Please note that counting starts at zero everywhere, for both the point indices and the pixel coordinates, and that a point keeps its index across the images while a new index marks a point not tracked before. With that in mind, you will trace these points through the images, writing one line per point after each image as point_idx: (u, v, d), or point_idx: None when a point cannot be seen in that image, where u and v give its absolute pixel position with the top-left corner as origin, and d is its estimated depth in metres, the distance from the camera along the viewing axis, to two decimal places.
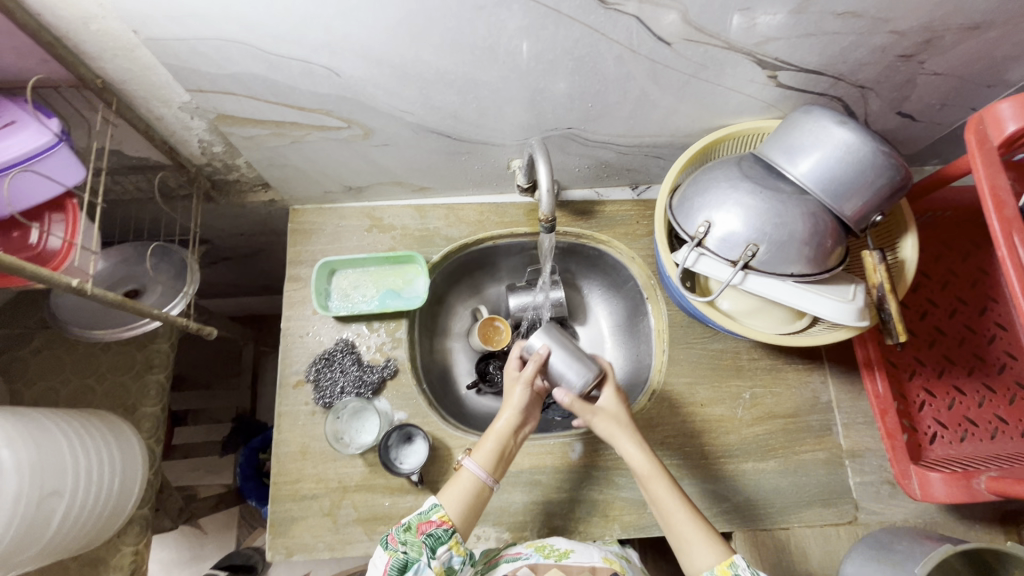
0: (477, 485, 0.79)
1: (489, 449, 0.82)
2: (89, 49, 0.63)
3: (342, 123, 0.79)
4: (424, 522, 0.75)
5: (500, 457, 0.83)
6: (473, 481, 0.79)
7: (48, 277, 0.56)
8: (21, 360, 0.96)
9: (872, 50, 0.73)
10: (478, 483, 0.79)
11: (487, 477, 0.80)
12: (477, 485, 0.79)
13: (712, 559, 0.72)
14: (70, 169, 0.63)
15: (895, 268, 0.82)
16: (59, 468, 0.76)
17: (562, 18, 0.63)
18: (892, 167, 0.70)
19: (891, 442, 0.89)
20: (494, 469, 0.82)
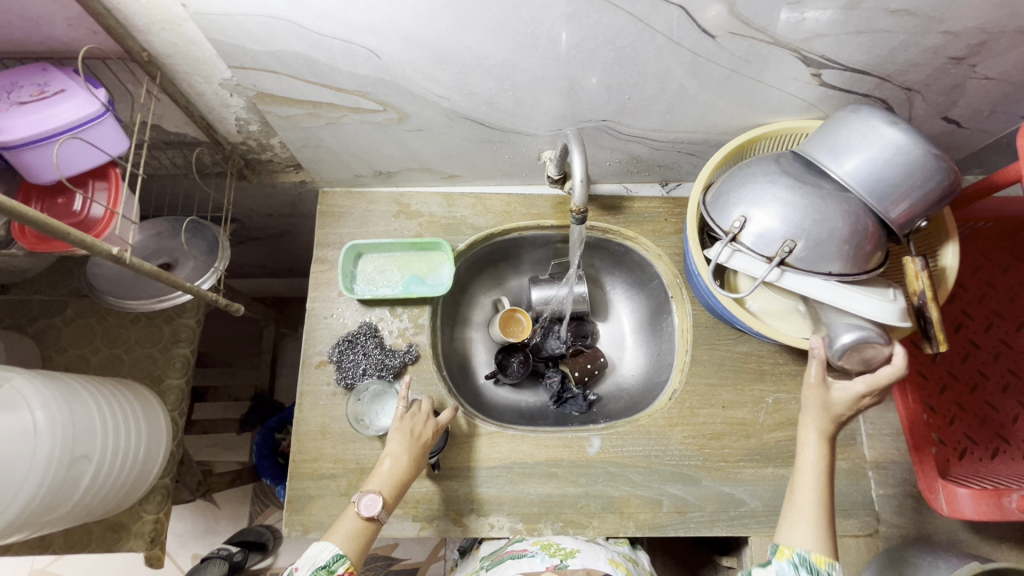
0: (365, 525, 0.75)
1: (382, 486, 0.78)
2: (138, 21, 0.64)
3: (377, 106, 0.79)
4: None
5: (394, 496, 0.78)
6: (359, 519, 0.75)
7: (92, 245, 0.57)
8: (55, 327, 0.99)
9: (923, 51, 0.71)
10: (366, 522, 0.75)
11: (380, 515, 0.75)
12: (366, 525, 0.75)
13: (811, 546, 0.65)
14: (116, 138, 0.64)
15: (935, 276, 0.80)
16: (89, 433, 0.78)
17: (606, 6, 0.62)
18: (941, 170, 0.68)
19: (919, 454, 0.86)
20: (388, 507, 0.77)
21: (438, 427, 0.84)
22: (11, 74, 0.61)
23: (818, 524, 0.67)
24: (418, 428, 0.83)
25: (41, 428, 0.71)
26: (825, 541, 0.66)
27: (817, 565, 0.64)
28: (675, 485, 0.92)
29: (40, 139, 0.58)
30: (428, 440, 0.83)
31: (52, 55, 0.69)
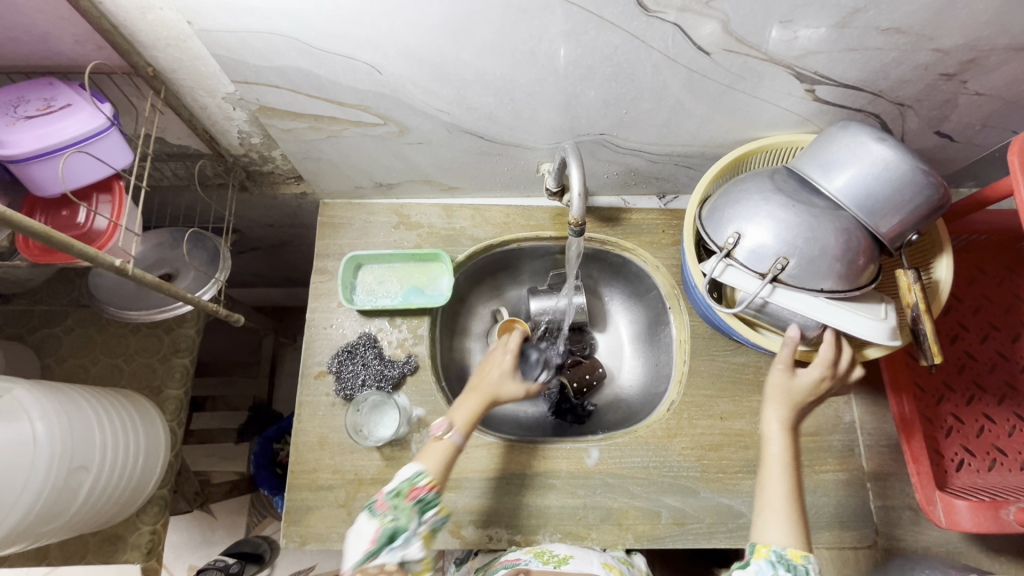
0: (447, 449, 0.79)
1: (462, 413, 0.81)
2: (144, 37, 0.65)
3: (378, 119, 0.80)
4: (413, 487, 0.74)
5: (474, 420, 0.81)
6: (444, 445, 0.79)
7: (94, 257, 0.58)
8: (55, 337, 0.99)
9: (914, 68, 0.73)
10: (450, 447, 0.79)
11: (456, 438, 0.79)
12: (448, 448, 0.79)
13: (785, 540, 0.68)
14: (121, 152, 0.65)
15: (928, 289, 0.80)
16: (88, 444, 0.78)
17: (603, 23, 0.64)
18: (931, 186, 0.69)
19: (919, 467, 0.87)
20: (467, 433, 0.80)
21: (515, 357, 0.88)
22: (18, 89, 0.62)
23: (791, 518, 0.70)
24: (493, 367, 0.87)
25: (41, 439, 0.71)
26: (797, 534, 0.69)
27: (793, 561, 0.67)
28: (674, 496, 0.92)
29: (46, 153, 0.59)
30: (507, 368, 0.86)
31: (58, 69, 0.70)
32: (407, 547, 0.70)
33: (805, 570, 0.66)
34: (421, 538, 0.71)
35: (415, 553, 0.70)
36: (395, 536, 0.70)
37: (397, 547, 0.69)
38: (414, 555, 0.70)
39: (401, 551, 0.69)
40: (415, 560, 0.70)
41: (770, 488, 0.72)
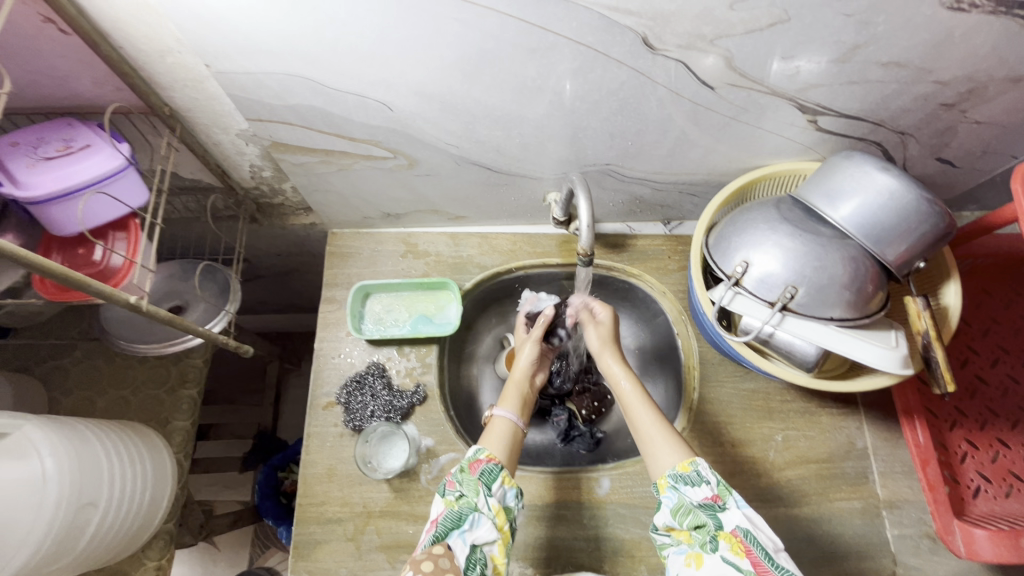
0: (510, 428, 0.81)
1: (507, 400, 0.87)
2: (162, 79, 0.67)
3: (388, 153, 0.81)
4: (474, 461, 0.74)
5: (522, 401, 0.87)
6: (505, 424, 0.81)
7: (110, 294, 0.58)
8: (62, 369, 0.99)
9: (915, 99, 0.74)
10: (510, 425, 0.82)
11: (511, 416, 0.82)
12: (511, 428, 0.81)
13: (675, 458, 0.73)
14: (137, 190, 0.66)
15: (937, 315, 0.81)
16: (96, 480, 0.77)
17: (610, 61, 0.65)
18: (935, 214, 0.70)
19: (932, 495, 0.89)
20: (520, 413, 0.85)
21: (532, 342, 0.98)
22: (38, 130, 0.64)
23: (673, 439, 0.76)
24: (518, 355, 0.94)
25: (50, 476, 0.71)
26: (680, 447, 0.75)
27: (685, 473, 0.71)
28: None
29: (67, 194, 0.61)
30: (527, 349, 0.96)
31: (76, 110, 0.72)
32: (476, 528, 0.68)
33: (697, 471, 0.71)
34: (492, 514, 0.69)
35: (485, 533, 0.68)
36: (463, 516, 0.68)
37: (466, 528, 0.67)
38: (484, 536, 0.68)
39: (470, 533, 0.68)
40: (487, 539, 0.68)
41: (646, 430, 0.78)
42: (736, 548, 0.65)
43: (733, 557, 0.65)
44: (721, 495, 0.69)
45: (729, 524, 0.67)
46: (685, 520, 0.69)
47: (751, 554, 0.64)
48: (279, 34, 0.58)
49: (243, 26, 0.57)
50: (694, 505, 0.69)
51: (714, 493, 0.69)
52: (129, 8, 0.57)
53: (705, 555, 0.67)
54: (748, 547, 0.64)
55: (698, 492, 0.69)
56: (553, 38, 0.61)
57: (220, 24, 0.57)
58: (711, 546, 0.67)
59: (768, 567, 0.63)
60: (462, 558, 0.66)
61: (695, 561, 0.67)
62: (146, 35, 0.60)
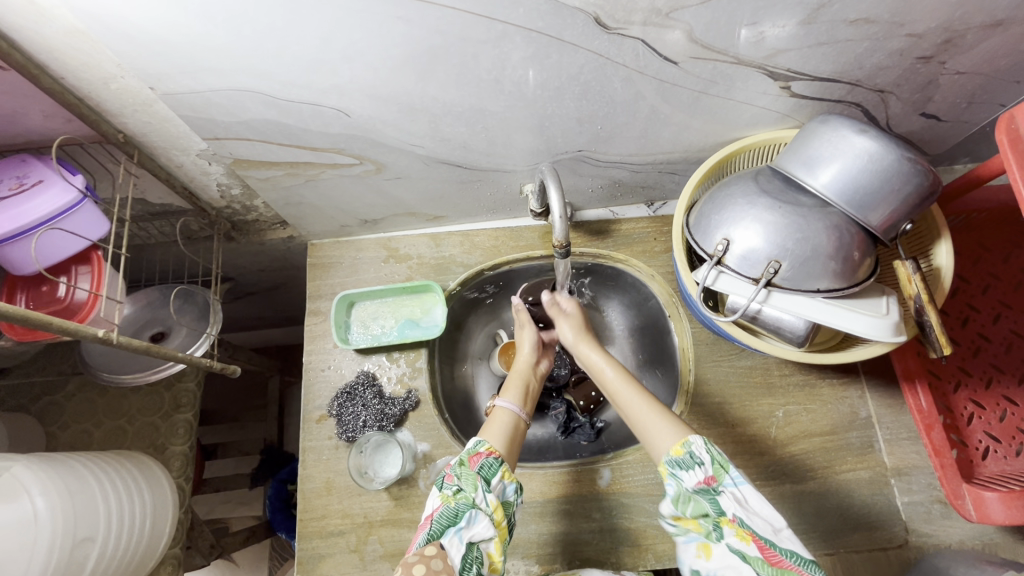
0: (512, 419, 0.80)
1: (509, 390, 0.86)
2: (110, 106, 0.66)
3: (354, 160, 0.80)
4: (474, 455, 0.72)
5: (526, 390, 0.86)
6: (507, 415, 0.81)
7: (77, 329, 0.57)
8: (57, 404, 1.00)
9: (890, 54, 0.71)
10: (512, 416, 0.81)
11: (513, 407, 0.81)
12: (512, 419, 0.80)
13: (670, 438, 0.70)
14: (95, 222, 0.65)
15: (931, 277, 0.78)
16: (92, 516, 0.77)
17: (565, 45, 0.63)
18: (918, 174, 0.67)
19: (940, 459, 0.86)
20: (523, 403, 0.84)
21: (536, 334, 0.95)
22: None
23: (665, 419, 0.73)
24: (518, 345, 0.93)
25: (42, 515, 0.71)
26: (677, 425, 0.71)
27: (680, 457, 0.68)
28: None
29: (20, 233, 0.59)
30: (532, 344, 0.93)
31: (31, 145, 0.71)
32: (473, 525, 0.66)
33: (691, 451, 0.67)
34: (489, 510, 0.68)
35: (482, 530, 0.66)
36: (459, 513, 0.66)
37: (463, 525, 0.65)
38: (482, 533, 0.66)
39: (468, 530, 0.65)
40: (484, 536, 0.66)
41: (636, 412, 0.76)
42: (741, 535, 0.62)
43: (739, 543, 0.63)
44: (715, 478, 0.66)
45: (729, 510, 0.64)
46: (689, 508, 0.67)
47: (756, 538, 0.61)
48: (217, 48, 0.56)
49: (178, 44, 0.55)
50: (692, 492, 0.66)
51: (708, 477, 0.66)
52: (60, 37, 0.55)
53: (714, 546, 0.65)
54: (751, 533, 0.62)
55: (692, 477, 0.66)
56: (501, 26, 0.58)
57: (155, 44, 0.55)
58: (716, 535, 0.65)
59: (776, 551, 0.60)
60: (458, 558, 0.63)
61: (705, 551, 0.66)
62: (86, 63, 0.59)
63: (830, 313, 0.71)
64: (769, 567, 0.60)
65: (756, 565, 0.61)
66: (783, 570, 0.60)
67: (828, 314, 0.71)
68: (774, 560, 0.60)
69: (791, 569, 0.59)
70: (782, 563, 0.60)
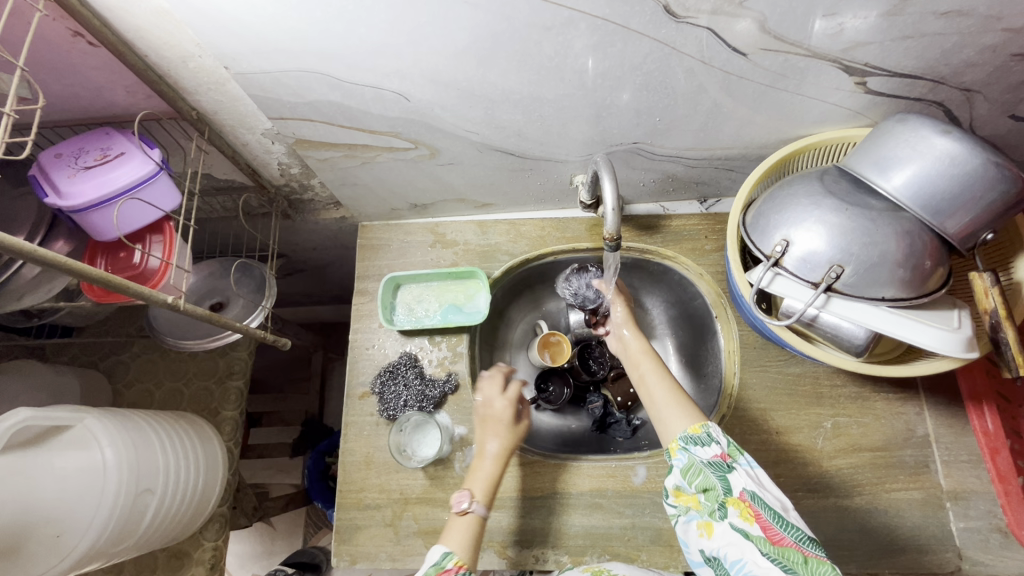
0: (473, 522, 0.77)
1: (480, 482, 0.81)
2: (187, 84, 0.69)
3: (409, 144, 0.81)
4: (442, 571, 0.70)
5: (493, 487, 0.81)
6: (470, 519, 0.77)
7: (149, 295, 0.60)
8: (124, 363, 1.07)
9: (981, 50, 0.66)
10: (475, 519, 0.77)
11: (479, 510, 0.77)
12: (473, 522, 0.77)
13: (687, 423, 0.71)
14: (169, 194, 0.69)
15: (1009, 292, 0.72)
16: (152, 468, 0.82)
17: (631, 34, 0.61)
18: (1006, 180, 0.62)
19: (1004, 486, 0.83)
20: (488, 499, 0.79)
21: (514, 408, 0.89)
22: (79, 140, 0.67)
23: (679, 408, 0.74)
24: (499, 415, 0.87)
25: (110, 464, 0.76)
26: (694, 414, 0.72)
27: (696, 434, 0.68)
28: None
29: (103, 201, 0.64)
30: (507, 424, 0.86)
31: (114, 119, 0.76)
32: None
33: (710, 433, 0.68)
34: None
35: None
36: None
37: None
38: None
39: None
40: None
41: (657, 402, 0.77)
42: (745, 514, 0.61)
43: (743, 523, 0.61)
44: (730, 455, 0.66)
45: (738, 486, 0.63)
46: (695, 483, 0.65)
47: (761, 518, 0.61)
48: (288, 30, 0.58)
49: (256, 28, 0.58)
50: (704, 465, 0.65)
51: (723, 452, 0.66)
52: (147, 16, 0.58)
53: (716, 524, 0.63)
54: (757, 511, 0.61)
55: (708, 451, 0.66)
56: (567, 12, 0.57)
57: (233, 25, 0.57)
58: (720, 514, 0.63)
59: (778, 529, 0.60)
60: None
61: (707, 530, 0.64)
62: (167, 42, 0.62)
63: (890, 321, 0.68)
64: (770, 546, 0.59)
65: (759, 544, 0.60)
66: (784, 549, 0.59)
67: (888, 323, 0.68)
68: (777, 539, 0.59)
69: (794, 549, 0.58)
70: (786, 541, 0.59)
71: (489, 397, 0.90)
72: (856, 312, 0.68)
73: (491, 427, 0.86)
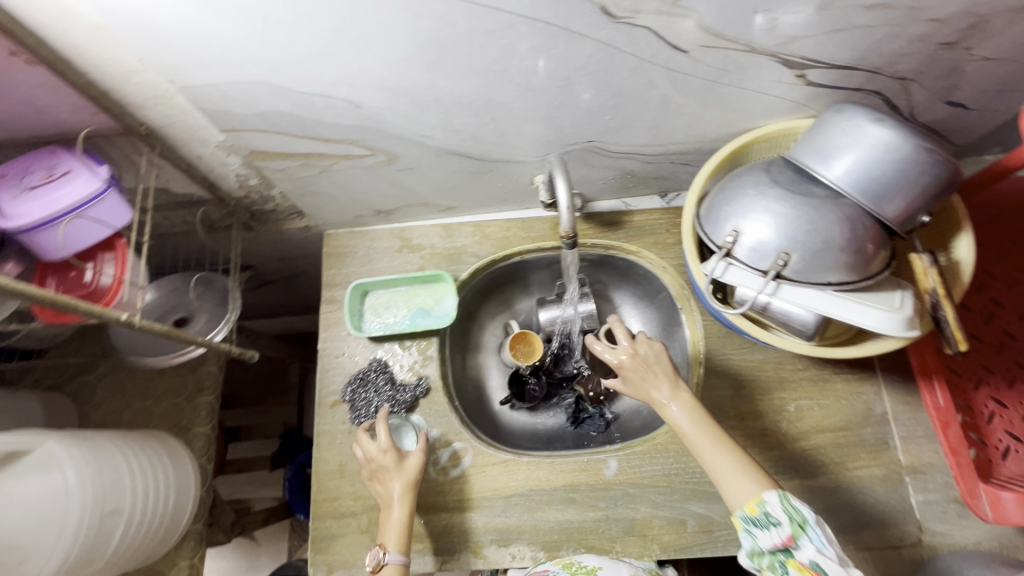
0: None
1: (391, 535, 0.80)
2: (133, 99, 0.69)
3: (366, 151, 0.81)
4: None
5: (405, 532, 0.80)
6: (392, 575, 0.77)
7: (100, 313, 0.59)
8: (89, 385, 1.05)
9: (911, 40, 0.68)
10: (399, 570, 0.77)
11: (398, 561, 0.78)
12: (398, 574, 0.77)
13: (743, 497, 0.68)
14: (119, 211, 0.69)
15: (949, 271, 0.76)
16: (118, 489, 0.81)
17: (572, 35, 0.62)
18: (937, 165, 0.65)
19: (957, 458, 0.85)
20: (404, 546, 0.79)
21: (393, 449, 0.84)
22: (24, 160, 0.66)
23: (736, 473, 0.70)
24: (386, 460, 0.84)
25: (71, 487, 0.74)
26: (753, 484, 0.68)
27: (754, 515, 0.66)
28: (699, 503, 0.89)
29: (49, 221, 0.63)
30: (393, 466, 0.83)
31: (62, 137, 0.75)
32: None
33: (766, 512, 0.66)
34: None
35: None
36: None
37: None
38: None
39: None
40: None
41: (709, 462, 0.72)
42: None
43: None
44: (794, 535, 0.64)
45: (802, 559, 0.63)
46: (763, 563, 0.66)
47: None
48: (231, 42, 0.58)
49: (196, 41, 0.58)
50: (766, 549, 0.65)
51: (784, 535, 0.64)
52: (85, 33, 0.58)
53: None
54: None
55: (768, 535, 0.65)
56: (507, 17, 0.58)
57: (174, 39, 0.57)
58: None
59: None
60: None
61: None
62: (109, 58, 0.62)
63: (833, 304, 0.70)
64: None
65: None
66: None
67: (831, 306, 0.70)
68: None
69: None
70: None
71: (368, 451, 0.85)
72: (801, 297, 0.71)
73: (385, 477, 0.83)
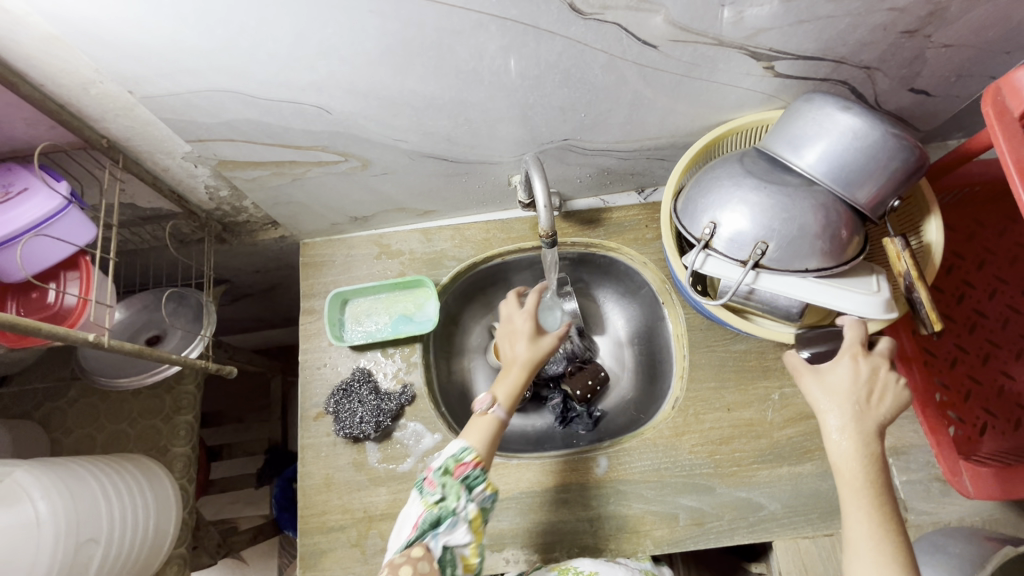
0: (494, 423, 0.78)
1: (506, 386, 0.82)
2: (92, 111, 0.66)
3: (339, 157, 0.80)
4: (460, 464, 0.73)
5: (516, 393, 0.81)
6: (490, 419, 0.78)
7: (66, 335, 0.57)
8: (60, 410, 1.01)
9: (873, 30, 0.70)
10: (496, 421, 0.78)
11: (501, 412, 0.79)
12: (494, 422, 0.78)
13: None
14: (81, 228, 0.66)
15: (920, 253, 0.77)
16: (94, 517, 0.78)
17: (541, 33, 0.62)
18: (905, 149, 0.66)
19: (936, 437, 0.84)
20: (509, 405, 0.80)
21: (535, 322, 0.89)
22: None
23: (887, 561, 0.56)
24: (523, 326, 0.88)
25: (44, 519, 0.72)
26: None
27: None
28: (690, 496, 0.89)
29: (6, 241, 0.61)
30: (530, 334, 0.87)
31: (18, 154, 0.72)
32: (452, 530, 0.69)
33: None
34: (467, 518, 0.70)
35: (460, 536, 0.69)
36: (442, 518, 0.68)
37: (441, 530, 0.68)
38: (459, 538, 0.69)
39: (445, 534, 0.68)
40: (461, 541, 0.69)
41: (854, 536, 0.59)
42: None
43: None
44: None
45: None
46: None
47: None
48: (193, 49, 0.57)
49: (154, 48, 0.56)
50: None
51: None
52: (35, 42, 0.56)
53: None
54: None
55: None
56: (475, 15, 0.58)
57: (132, 47, 0.56)
58: None
59: None
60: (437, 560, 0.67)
61: None
62: (63, 68, 0.60)
63: (817, 290, 0.71)
64: None
65: None
66: None
67: (814, 292, 0.71)
68: None
69: None
70: None
71: (509, 315, 0.91)
72: (786, 284, 0.71)
73: (518, 338, 0.87)
